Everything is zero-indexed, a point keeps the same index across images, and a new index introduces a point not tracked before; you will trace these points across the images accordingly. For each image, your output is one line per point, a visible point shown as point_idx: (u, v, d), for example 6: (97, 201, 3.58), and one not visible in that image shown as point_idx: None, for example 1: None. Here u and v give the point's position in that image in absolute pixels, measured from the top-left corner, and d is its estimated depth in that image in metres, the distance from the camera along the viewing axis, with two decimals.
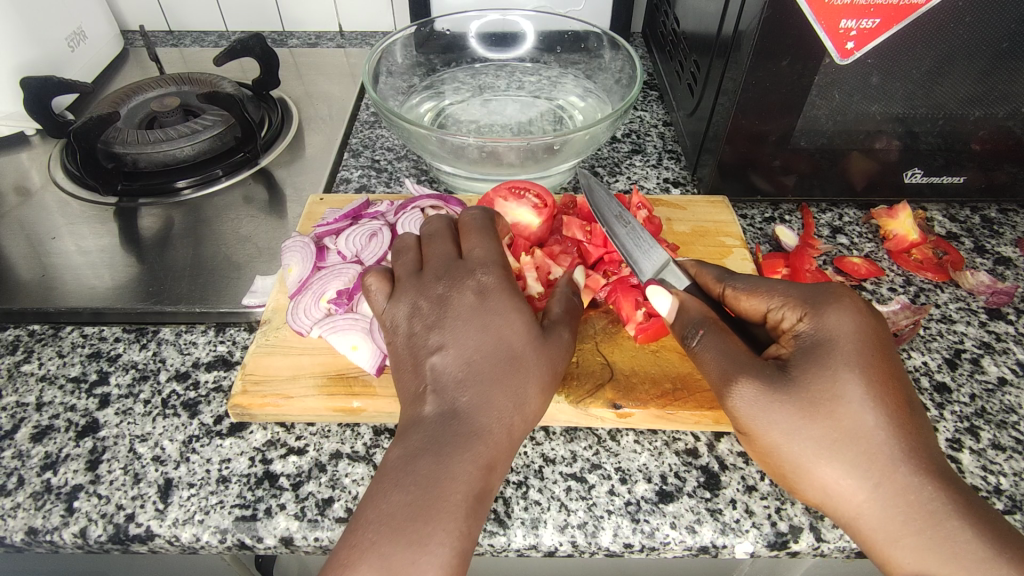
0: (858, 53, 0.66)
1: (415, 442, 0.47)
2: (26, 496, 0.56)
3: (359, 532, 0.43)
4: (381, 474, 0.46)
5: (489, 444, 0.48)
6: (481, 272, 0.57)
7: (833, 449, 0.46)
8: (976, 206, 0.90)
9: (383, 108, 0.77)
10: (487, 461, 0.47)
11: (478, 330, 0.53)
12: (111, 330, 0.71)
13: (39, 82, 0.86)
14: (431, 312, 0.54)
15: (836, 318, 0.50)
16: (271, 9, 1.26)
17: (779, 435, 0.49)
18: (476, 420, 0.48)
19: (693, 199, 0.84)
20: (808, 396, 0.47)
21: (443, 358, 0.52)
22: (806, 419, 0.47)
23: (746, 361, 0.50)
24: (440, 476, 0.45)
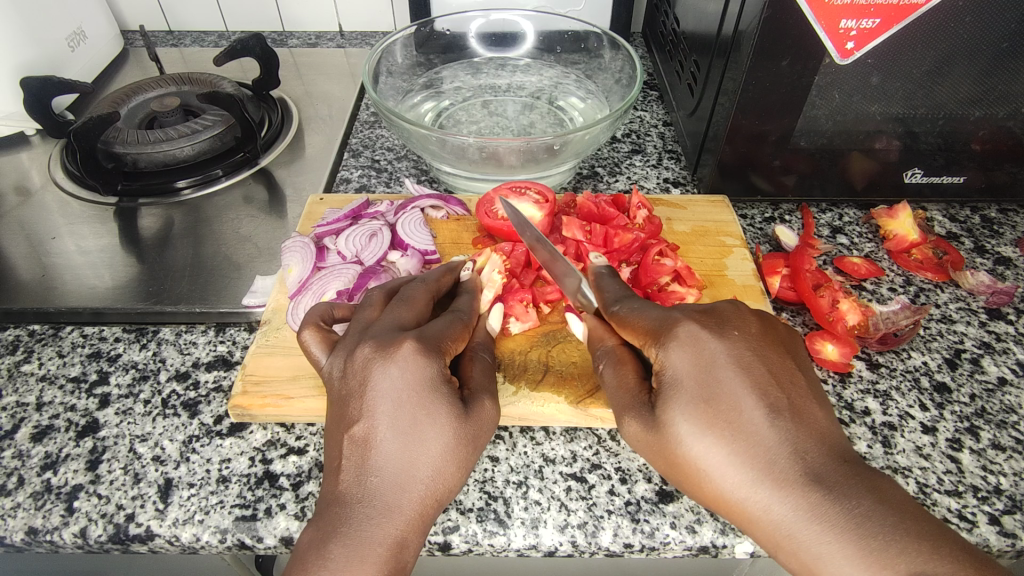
0: (858, 53, 0.66)
1: (334, 516, 0.45)
2: (26, 496, 0.56)
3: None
4: (303, 551, 0.44)
5: (397, 523, 0.45)
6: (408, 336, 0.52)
7: (737, 480, 0.44)
8: (976, 206, 0.90)
9: (383, 108, 0.77)
10: (396, 539, 0.45)
11: (389, 401, 0.49)
12: (111, 330, 0.72)
13: (39, 82, 0.86)
14: (352, 374, 0.51)
15: (687, 342, 0.49)
16: (270, 9, 1.26)
17: (687, 473, 0.47)
18: (386, 497, 0.46)
19: (693, 199, 0.84)
20: (693, 434, 0.46)
21: (357, 430, 0.48)
22: (704, 453, 0.45)
23: (630, 405, 0.51)
24: (350, 554, 0.43)
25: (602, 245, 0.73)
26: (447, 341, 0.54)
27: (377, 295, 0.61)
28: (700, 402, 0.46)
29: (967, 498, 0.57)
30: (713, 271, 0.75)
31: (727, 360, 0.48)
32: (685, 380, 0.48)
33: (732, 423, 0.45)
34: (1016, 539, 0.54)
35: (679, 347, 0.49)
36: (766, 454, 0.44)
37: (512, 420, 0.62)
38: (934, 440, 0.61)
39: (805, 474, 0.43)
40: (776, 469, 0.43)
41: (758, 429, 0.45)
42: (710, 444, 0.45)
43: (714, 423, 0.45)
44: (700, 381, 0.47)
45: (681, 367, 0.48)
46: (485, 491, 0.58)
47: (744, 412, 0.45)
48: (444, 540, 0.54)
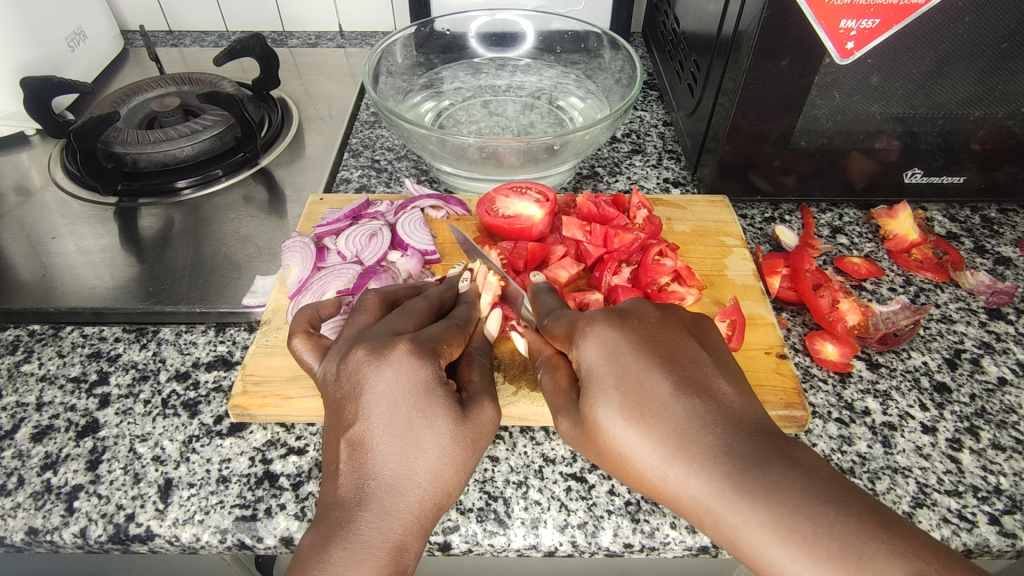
0: (858, 53, 0.66)
1: (335, 519, 0.45)
2: (26, 496, 0.56)
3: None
4: (304, 554, 0.44)
5: (397, 526, 0.45)
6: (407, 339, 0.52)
7: (656, 461, 0.44)
8: (976, 206, 0.90)
9: (383, 108, 0.77)
10: (396, 542, 0.45)
11: (385, 402, 0.48)
12: (111, 330, 0.72)
13: (40, 82, 0.86)
14: (347, 377, 0.50)
15: (592, 336, 0.50)
16: (271, 9, 1.26)
17: (614, 461, 0.47)
18: (386, 500, 0.46)
19: (693, 199, 0.84)
20: (612, 420, 0.46)
21: (353, 430, 0.48)
22: (623, 440, 0.45)
23: (561, 402, 0.51)
24: (351, 555, 0.43)
25: (602, 245, 0.74)
26: (446, 344, 0.54)
27: (371, 298, 0.60)
28: (614, 390, 0.47)
29: (967, 498, 0.57)
30: (713, 271, 0.75)
31: (628, 348, 0.48)
32: (598, 369, 0.48)
33: (642, 406, 0.45)
34: (1016, 539, 0.54)
35: (590, 339, 0.50)
36: (678, 431, 0.43)
37: (512, 420, 0.62)
38: (934, 440, 0.61)
39: (721, 448, 0.42)
40: (688, 446, 0.43)
41: (673, 409, 0.44)
42: (624, 428, 0.45)
43: (633, 408, 0.45)
44: (612, 368, 0.48)
45: (592, 357, 0.49)
46: (485, 491, 0.58)
47: (656, 394, 0.45)
48: (444, 540, 0.54)
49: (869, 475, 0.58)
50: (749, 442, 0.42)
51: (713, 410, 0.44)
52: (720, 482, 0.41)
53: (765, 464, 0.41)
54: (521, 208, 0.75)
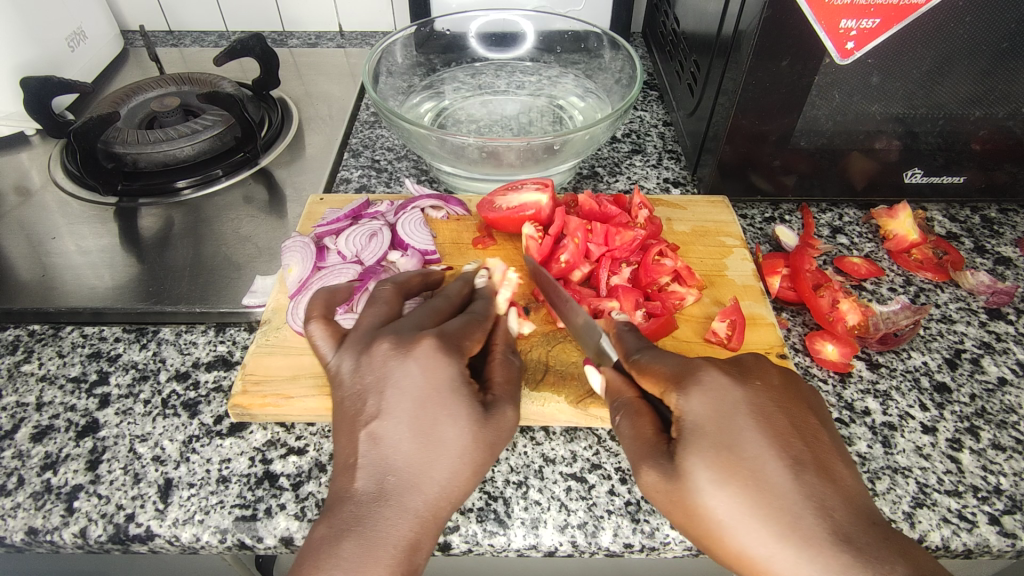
0: (858, 53, 0.66)
1: (349, 513, 0.46)
2: (26, 496, 0.56)
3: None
4: (315, 544, 0.45)
5: (409, 522, 0.46)
6: (432, 336, 0.53)
7: (758, 535, 0.43)
8: (976, 206, 0.90)
9: (383, 108, 0.77)
10: (408, 537, 0.46)
11: (409, 399, 0.50)
12: (111, 330, 0.72)
13: (39, 82, 0.86)
14: (370, 370, 0.52)
15: (708, 388, 0.49)
16: (270, 9, 1.26)
17: (703, 530, 0.45)
18: (401, 495, 0.47)
19: (693, 199, 0.84)
20: (711, 486, 0.44)
21: (373, 425, 0.50)
22: (721, 507, 0.44)
23: (648, 452, 0.49)
24: (364, 547, 0.45)
25: (603, 243, 0.73)
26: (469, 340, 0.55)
27: (387, 288, 0.62)
28: (718, 452, 0.45)
29: (967, 498, 0.57)
30: (713, 271, 0.75)
31: (746, 410, 0.48)
32: (708, 425, 0.47)
33: (747, 475, 0.44)
34: (1016, 539, 0.54)
35: (700, 391, 0.49)
36: (782, 507, 0.43)
37: None
38: (934, 440, 0.61)
39: (835, 531, 0.42)
40: (790, 524, 0.42)
41: (784, 488, 0.44)
42: (728, 495, 0.44)
43: (730, 473, 0.45)
44: (718, 426, 0.47)
45: (699, 411, 0.48)
46: (485, 491, 0.58)
47: (767, 467, 0.45)
48: (444, 539, 0.54)
49: (869, 475, 0.58)
50: (852, 524, 0.42)
51: (821, 488, 0.44)
52: (833, 568, 0.40)
53: (876, 554, 0.41)
54: (525, 201, 0.75)
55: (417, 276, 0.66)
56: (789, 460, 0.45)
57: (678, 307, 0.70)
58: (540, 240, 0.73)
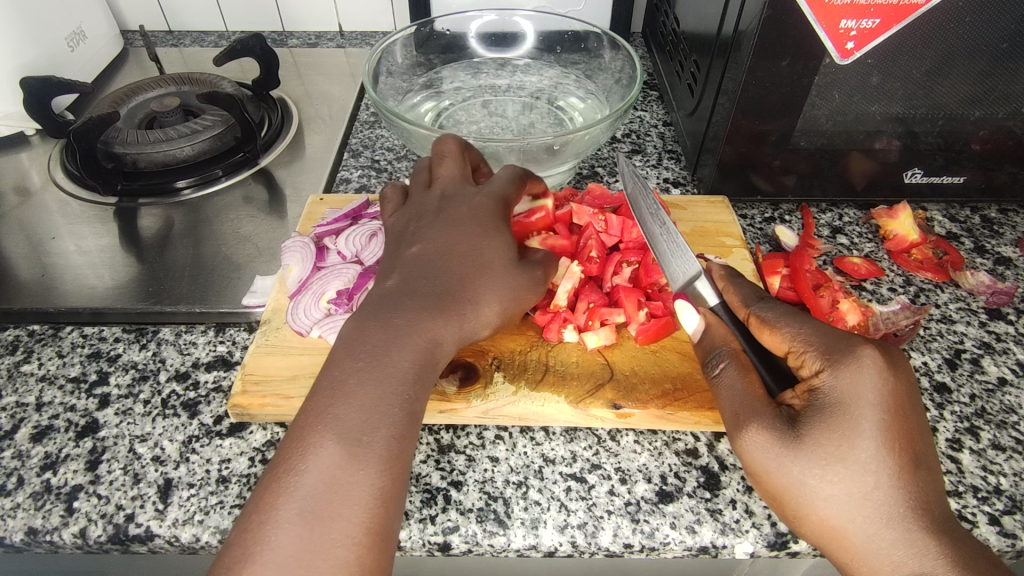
0: (858, 53, 0.66)
1: (363, 366, 0.49)
2: (26, 496, 0.56)
3: (288, 485, 0.43)
4: (309, 417, 0.46)
5: (395, 386, 0.48)
6: (481, 196, 0.61)
7: (848, 520, 0.44)
8: (976, 206, 0.90)
9: (383, 108, 0.77)
10: (391, 413, 0.47)
11: (466, 244, 0.57)
12: (111, 330, 0.71)
13: (39, 82, 0.86)
14: (426, 220, 0.61)
15: (850, 368, 0.46)
16: (271, 9, 1.26)
17: (792, 501, 0.46)
18: (407, 340, 0.51)
19: (693, 199, 0.84)
20: (814, 471, 0.45)
21: (440, 269, 0.56)
22: (821, 484, 0.44)
23: (755, 412, 0.49)
24: (343, 422, 0.46)
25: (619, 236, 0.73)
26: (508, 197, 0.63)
27: (448, 143, 0.67)
28: (827, 433, 0.45)
29: (967, 498, 0.57)
30: None
31: (881, 389, 0.45)
32: (835, 405, 0.46)
33: (846, 455, 0.44)
34: (1016, 539, 0.54)
35: (840, 371, 0.46)
36: (868, 497, 0.43)
37: (512, 420, 0.62)
38: (934, 440, 0.61)
39: (932, 525, 0.42)
40: (871, 512, 0.43)
41: (887, 487, 0.43)
42: (831, 480, 0.44)
43: (837, 463, 0.44)
44: (844, 413, 0.45)
45: (836, 391, 0.46)
46: (485, 491, 0.58)
47: (863, 449, 0.44)
48: (444, 540, 0.54)
49: None
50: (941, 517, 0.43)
51: (929, 484, 0.43)
52: (912, 552, 0.42)
53: (960, 551, 0.41)
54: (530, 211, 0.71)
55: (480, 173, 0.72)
56: (906, 463, 0.43)
57: None
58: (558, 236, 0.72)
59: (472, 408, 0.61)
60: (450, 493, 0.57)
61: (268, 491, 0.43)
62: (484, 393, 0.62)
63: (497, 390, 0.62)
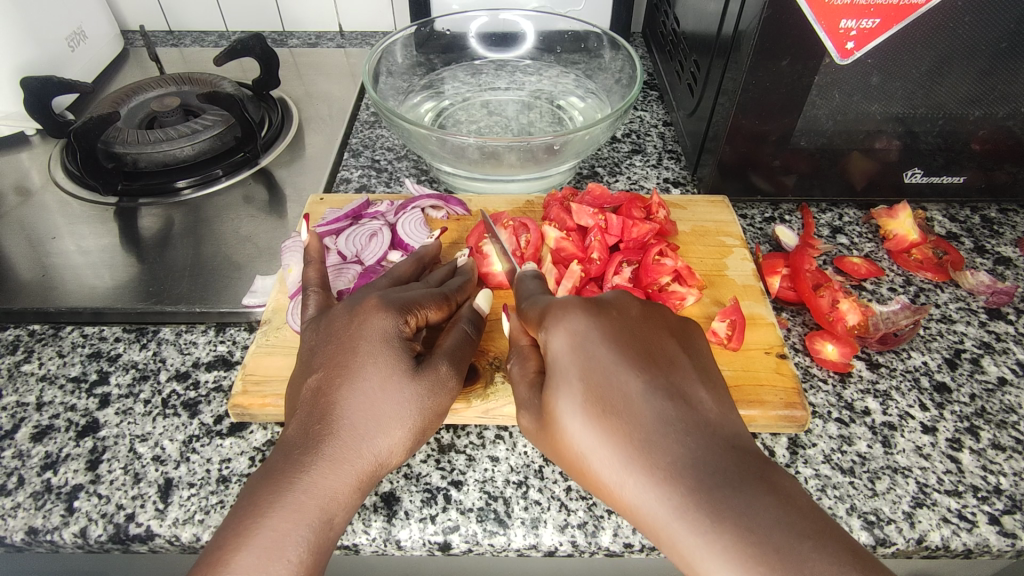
0: (858, 53, 0.66)
1: (303, 456, 0.48)
2: (26, 496, 0.57)
3: (224, 552, 0.43)
4: (256, 489, 0.47)
5: (332, 475, 0.48)
6: (378, 303, 0.56)
7: (613, 465, 0.45)
8: (976, 206, 0.90)
9: (383, 108, 0.77)
10: (332, 491, 0.47)
11: (359, 365, 0.52)
12: (111, 330, 0.71)
13: (40, 82, 0.86)
14: (325, 336, 0.55)
15: (561, 327, 0.50)
16: (271, 9, 1.26)
17: (569, 458, 0.48)
18: (330, 450, 0.48)
19: (693, 199, 0.84)
20: (571, 415, 0.47)
21: (333, 396, 0.51)
22: (580, 431, 0.46)
23: (529, 393, 0.52)
24: (283, 502, 0.46)
25: (619, 234, 0.74)
26: (419, 309, 0.58)
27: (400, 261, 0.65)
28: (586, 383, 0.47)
29: (967, 498, 0.57)
30: (713, 271, 0.75)
31: (602, 345, 0.48)
32: (563, 368, 0.48)
33: (618, 402, 0.46)
34: (1016, 539, 0.54)
35: (555, 331, 0.51)
36: (653, 439, 0.44)
37: (512, 420, 0.62)
38: (934, 440, 0.61)
39: (663, 447, 0.44)
40: (646, 455, 0.44)
41: (637, 410, 0.45)
42: (588, 423, 0.46)
43: (593, 401, 0.46)
44: (579, 358, 0.48)
45: (558, 351, 0.49)
46: (485, 490, 0.58)
47: (619, 400, 0.46)
48: (444, 539, 0.54)
49: (869, 475, 0.58)
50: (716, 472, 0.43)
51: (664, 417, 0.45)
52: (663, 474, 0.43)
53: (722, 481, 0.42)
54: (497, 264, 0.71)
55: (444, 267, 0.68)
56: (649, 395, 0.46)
57: (678, 307, 0.70)
58: (570, 239, 0.74)
59: (472, 408, 0.61)
60: (450, 493, 0.57)
61: (208, 562, 0.43)
62: (484, 393, 0.62)
63: (497, 390, 0.62)
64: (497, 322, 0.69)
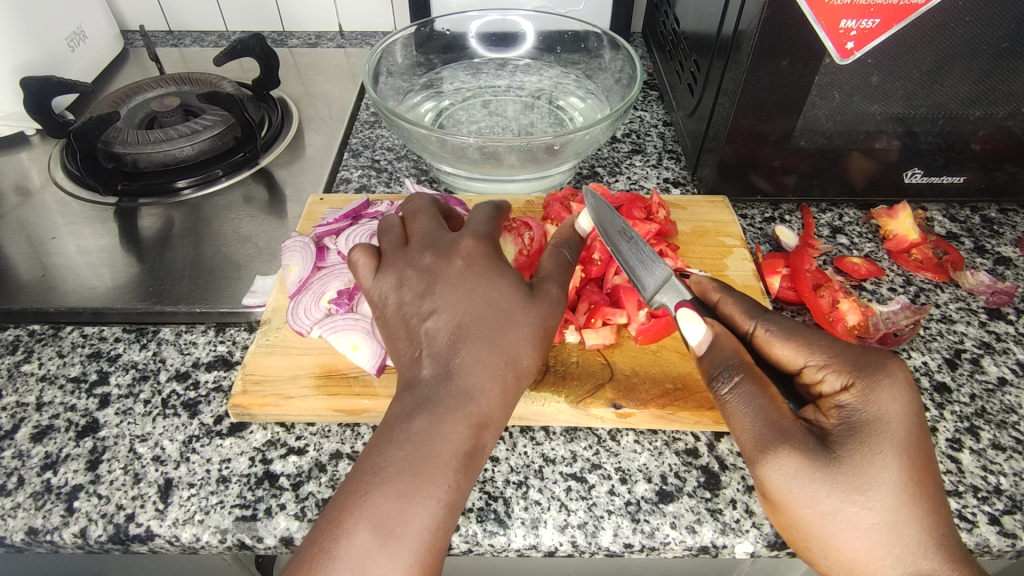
0: (858, 53, 0.66)
1: (449, 395, 0.49)
2: (26, 496, 0.56)
3: (362, 489, 0.45)
4: (362, 468, 0.47)
5: (477, 406, 0.49)
6: (469, 239, 0.59)
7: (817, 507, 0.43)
8: (976, 206, 0.90)
9: (383, 108, 0.77)
10: (479, 421, 0.49)
11: (476, 294, 0.55)
12: (111, 329, 0.71)
13: (39, 82, 0.86)
14: (421, 281, 0.57)
15: (882, 386, 0.45)
16: (270, 9, 1.26)
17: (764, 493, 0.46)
18: (460, 393, 0.50)
19: (693, 199, 0.84)
20: (780, 463, 0.44)
21: (450, 342, 0.52)
22: (787, 476, 0.44)
23: (787, 430, 0.45)
24: (421, 456, 0.46)
25: None
26: (502, 244, 0.61)
27: (419, 202, 0.67)
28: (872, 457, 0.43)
29: (967, 498, 0.57)
30: (713, 271, 0.75)
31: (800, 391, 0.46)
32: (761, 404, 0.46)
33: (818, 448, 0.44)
34: (1016, 539, 0.54)
35: (870, 389, 0.46)
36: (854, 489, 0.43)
37: (512, 420, 0.62)
38: (934, 440, 0.61)
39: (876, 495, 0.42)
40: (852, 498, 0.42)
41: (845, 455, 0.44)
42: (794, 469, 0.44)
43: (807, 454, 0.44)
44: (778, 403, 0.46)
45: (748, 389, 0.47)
46: (485, 491, 0.58)
47: (887, 483, 0.42)
48: None
49: None
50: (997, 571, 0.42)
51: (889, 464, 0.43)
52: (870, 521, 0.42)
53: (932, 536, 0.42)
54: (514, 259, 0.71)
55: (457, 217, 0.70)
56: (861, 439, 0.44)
57: None
58: None
59: None
60: None
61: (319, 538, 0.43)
62: None
63: None
64: None
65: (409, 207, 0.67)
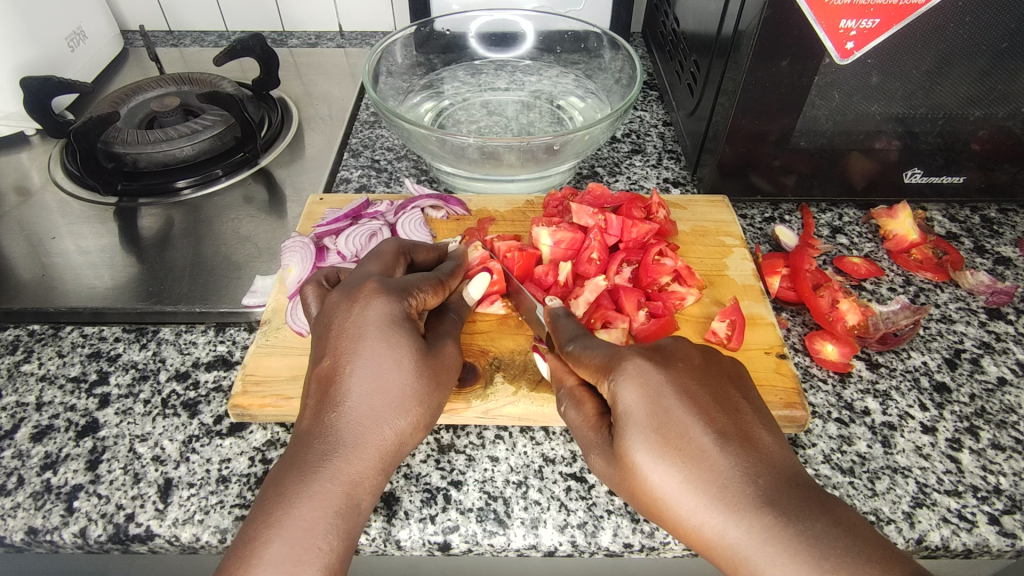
0: (858, 53, 0.66)
1: (322, 449, 0.49)
2: (26, 496, 0.56)
3: (255, 545, 0.44)
4: (268, 489, 0.48)
5: (358, 459, 0.49)
6: (377, 285, 0.57)
7: (682, 499, 0.43)
8: (976, 206, 0.90)
9: (383, 108, 0.77)
10: (356, 476, 0.49)
11: (375, 346, 0.53)
12: (111, 330, 0.71)
13: (39, 82, 0.86)
14: (326, 320, 0.56)
15: (635, 376, 0.48)
16: (271, 9, 1.26)
17: (646, 503, 0.46)
18: (349, 436, 0.50)
19: (693, 199, 0.84)
20: (643, 458, 0.45)
21: (341, 381, 0.52)
22: (656, 478, 0.45)
23: (594, 443, 0.51)
24: (309, 490, 0.47)
25: (617, 233, 0.74)
26: (419, 291, 0.59)
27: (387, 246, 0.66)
28: (656, 431, 0.45)
29: (967, 498, 0.57)
30: (713, 271, 0.75)
31: (676, 394, 0.47)
32: (638, 414, 0.47)
33: (695, 450, 0.44)
34: (1016, 539, 0.54)
35: (627, 380, 0.48)
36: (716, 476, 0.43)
37: (511, 420, 0.62)
38: (934, 440, 0.61)
39: (736, 493, 0.42)
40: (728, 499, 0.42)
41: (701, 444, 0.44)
42: (660, 466, 0.45)
43: (663, 445, 0.45)
44: (651, 405, 0.46)
45: (630, 399, 0.47)
46: (485, 490, 0.58)
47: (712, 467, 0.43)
48: (444, 539, 0.54)
49: (869, 475, 0.58)
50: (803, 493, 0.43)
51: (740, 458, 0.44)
52: (728, 511, 0.42)
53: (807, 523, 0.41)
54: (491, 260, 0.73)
55: (430, 250, 0.70)
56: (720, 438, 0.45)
57: (678, 307, 0.70)
58: (568, 234, 0.73)
59: (472, 408, 0.61)
60: (450, 493, 0.57)
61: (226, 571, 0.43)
62: (484, 393, 0.62)
63: (497, 390, 0.62)
64: (496, 323, 0.69)
65: (377, 249, 0.66)
